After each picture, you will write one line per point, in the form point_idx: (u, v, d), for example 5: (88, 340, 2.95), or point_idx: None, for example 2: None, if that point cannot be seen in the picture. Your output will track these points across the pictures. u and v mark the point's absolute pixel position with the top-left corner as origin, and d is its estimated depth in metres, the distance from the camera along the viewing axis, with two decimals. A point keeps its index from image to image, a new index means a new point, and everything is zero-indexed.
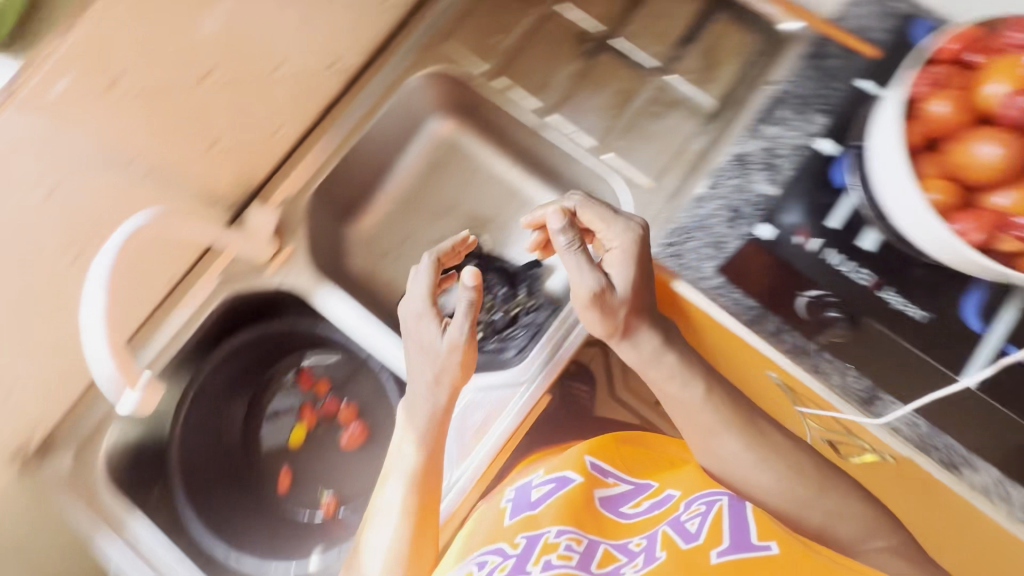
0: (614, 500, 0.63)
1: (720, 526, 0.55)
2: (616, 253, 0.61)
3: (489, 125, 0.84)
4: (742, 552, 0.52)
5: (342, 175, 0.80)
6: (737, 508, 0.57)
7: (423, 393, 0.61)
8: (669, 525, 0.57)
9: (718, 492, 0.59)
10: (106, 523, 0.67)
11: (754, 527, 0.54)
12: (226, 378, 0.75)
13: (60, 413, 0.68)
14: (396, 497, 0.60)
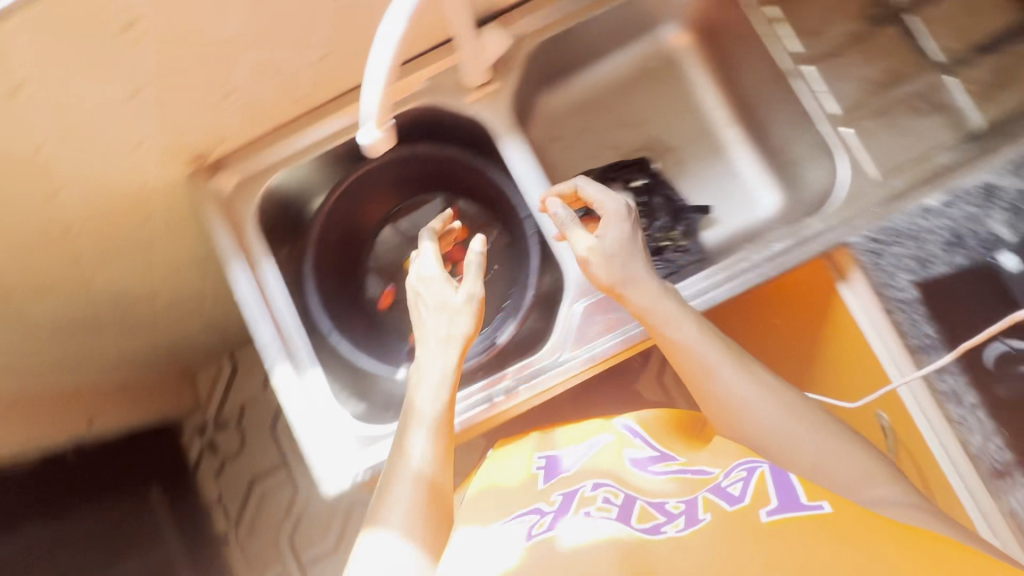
0: (642, 462, 0.58)
1: (765, 487, 0.47)
2: (614, 227, 0.62)
3: (721, 58, 0.81)
4: (794, 511, 0.44)
5: (567, 42, 0.77)
6: (779, 473, 0.49)
7: (431, 348, 0.59)
8: (710, 490, 0.49)
9: (759, 460, 0.52)
10: (241, 254, 0.70)
11: (801, 486, 0.46)
12: (385, 180, 0.78)
13: (244, 138, 0.72)
14: (439, 376, 0.58)
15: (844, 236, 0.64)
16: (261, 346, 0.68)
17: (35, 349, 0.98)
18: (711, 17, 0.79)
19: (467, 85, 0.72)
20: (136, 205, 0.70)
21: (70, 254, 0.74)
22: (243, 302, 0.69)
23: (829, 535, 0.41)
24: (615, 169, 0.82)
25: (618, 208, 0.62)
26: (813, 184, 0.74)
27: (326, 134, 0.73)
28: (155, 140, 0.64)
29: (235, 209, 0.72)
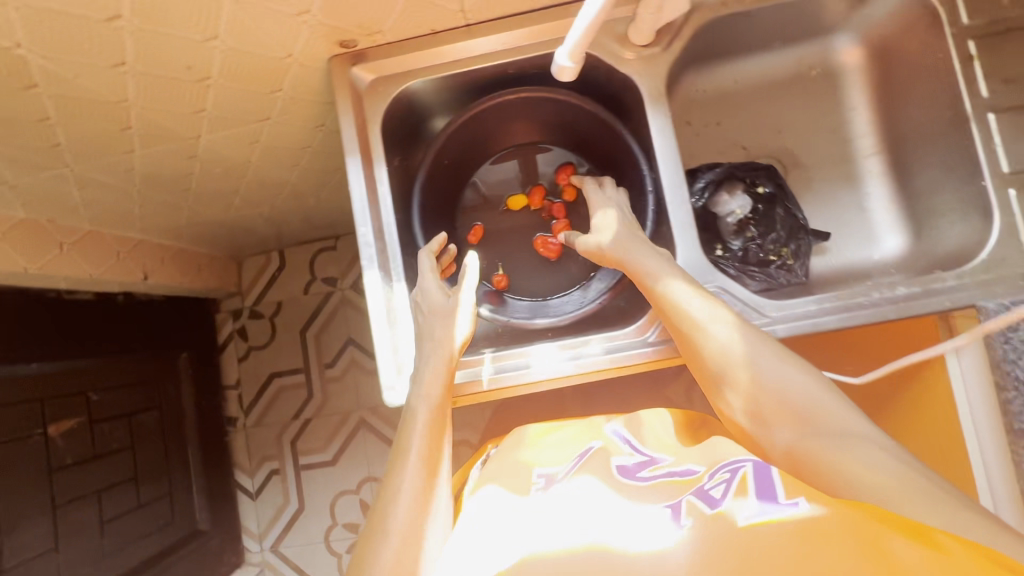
0: (630, 470, 0.55)
1: (746, 486, 0.45)
2: (611, 222, 0.66)
3: (893, 82, 0.76)
4: (771, 511, 0.41)
5: (738, 26, 0.73)
6: (763, 471, 0.46)
7: (420, 372, 0.61)
8: (694, 495, 0.46)
9: (743, 458, 0.50)
10: (359, 151, 0.70)
11: (780, 484, 0.44)
12: (513, 115, 0.75)
13: (392, 38, 0.69)
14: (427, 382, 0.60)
15: (975, 297, 0.61)
16: (359, 244, 0.68)
17: (125, 190, 1.01)
18: (895, 38, 0.73)
19: (629, 41, 0.68)
20: (271, 74, 0.70)
21: (195, 105, 0.74)
22: (353, 197, 0.68)
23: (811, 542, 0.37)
24: (745, 170, 0.78)
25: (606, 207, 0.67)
26: (947, 240, 0.71)
27: (471, 59, 0.71)
28: (314, 15, 0.62)
29: (364, 106, 0.71)
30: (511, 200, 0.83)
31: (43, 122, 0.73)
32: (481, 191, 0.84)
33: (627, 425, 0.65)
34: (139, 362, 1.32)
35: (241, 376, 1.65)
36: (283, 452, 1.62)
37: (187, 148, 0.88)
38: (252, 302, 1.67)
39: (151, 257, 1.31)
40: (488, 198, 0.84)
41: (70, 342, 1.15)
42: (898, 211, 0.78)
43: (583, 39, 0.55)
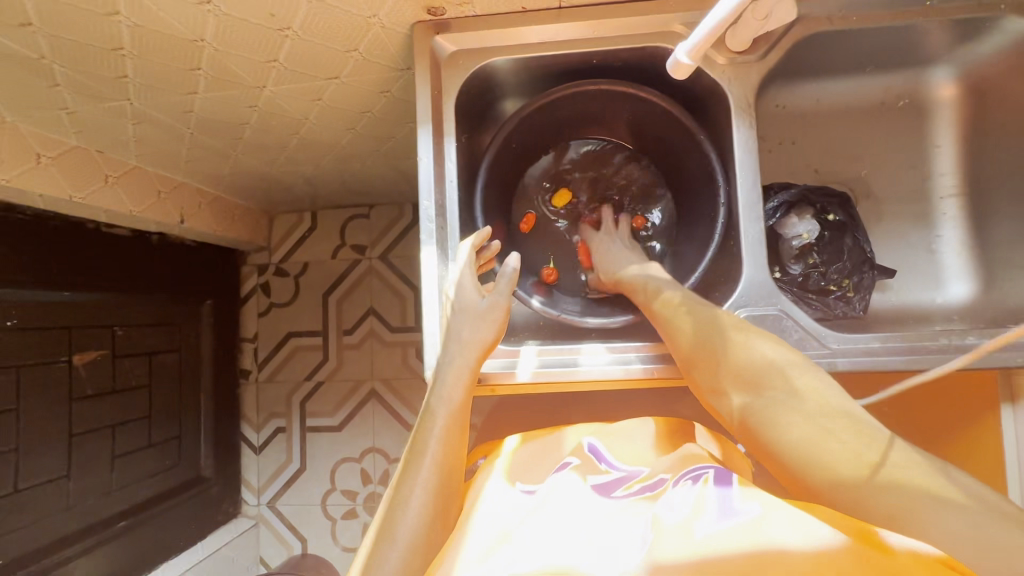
0: (603, 484, 0.49)
1: (704, 498, 0.40)
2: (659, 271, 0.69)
3: (986, 125, 0.74)
4: (732, 525, 0.36)
5: (837, 43, 0.69)
6: (725, 482, 0.42)
7: (450, 365, 0.59)
8: (655, 507, 0.41)
9: (705, 469, 0.46)
10: (432, 123, 0.68)
11: (738, 494, 0.40)
12: (590, 107, 0.73)
13: (480, 11, 0.67)
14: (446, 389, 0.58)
15: None
16: (420, 217, 0.66)
17: (178, 131, 1.00)
18: (998, 78, 0.70)
19: (724, 45, 0.65)
20: (351, 33, 0.68)
21: (268, 54, 0.73)
22: (419, 169, 0.67)
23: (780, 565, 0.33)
24: (819, 195, 0.76)
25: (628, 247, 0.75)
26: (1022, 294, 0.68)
27: (555, 42, 0.69)
28: None
29: (441, 78, 0.69)
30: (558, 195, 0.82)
31: (115, 52, 0.72)
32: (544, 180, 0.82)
33: (604, 440, 0.59)
34: (165, 302, 1.33)
35: (259, 330, 1.66)
36: (291, 412, 1.62)
37: (248, 97, 0.87)
38: (279, 259, 1.67)
39: (190, 201, 1.30)
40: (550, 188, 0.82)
41: (103, 275, 1.16)
42: (969, 257, 0.75)
43: (714, 32, 0.53)
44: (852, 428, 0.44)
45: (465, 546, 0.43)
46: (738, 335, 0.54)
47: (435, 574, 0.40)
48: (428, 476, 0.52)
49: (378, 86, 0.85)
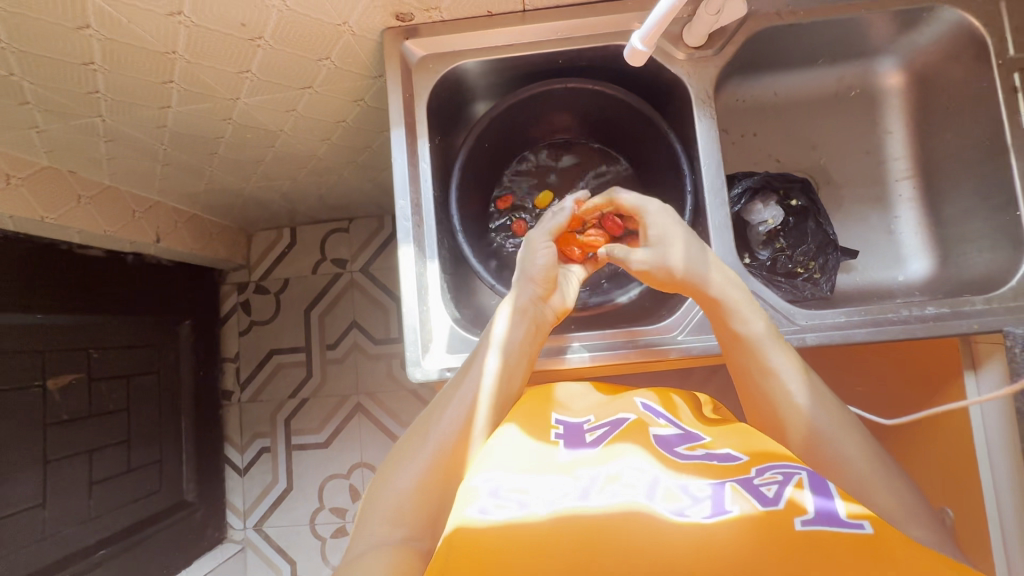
0: (669, 441, 0.54)
1: (803, 495, 0.44)
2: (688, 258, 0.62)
3: (931, 110, 0.78)
4: (834, 526, 0.40)
5: (787, 38, 0.74)
6: (819, 483, 0.45)
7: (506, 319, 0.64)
8: (741, 483, 0.46)
9: (794, 465, 0.48)
10: (405, 124, 0.70)
11: (840, 500, 0.43)
12: (559, 106, 0.76)
13: (447, 15, 0.69)
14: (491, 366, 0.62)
15: (1001, 323, 0.62)
16: (397, 216, 0.68)
17: (150, 148, 1.00)
18: (936, 65, 0.75)
19: (682, 41, 0.69)
20: (322, 41, 0.70)
21: (240, 65, 0.74)
22: (394, 168, 0.69)
23: (873, 555, 0.38)
24: (780, 181, 0.79)
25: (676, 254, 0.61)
26: (972, 267, 0.72)
27: (522, 44, 0.71)
28: None
29: (412, 81, 0.71)
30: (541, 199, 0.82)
31: (87, 67, 0.72)
32: (543, 173, 0.83)
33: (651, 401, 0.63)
34: (144, 324, 1.31)
35: (240, 350, 1.64)
36: (276, 431, 1.60)
37: (221, 110, 0.87)
38: (258, 277, 1.66)
39: (165, 220, 1.30)
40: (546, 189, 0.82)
41: (78, 296, 1.14)
42: (924, 236, 0.79)
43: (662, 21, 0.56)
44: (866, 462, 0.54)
45: (512, 459, 0.51)
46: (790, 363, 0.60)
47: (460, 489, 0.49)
48: (461, 406, 0.60)
49: (351, 95, 0.86)
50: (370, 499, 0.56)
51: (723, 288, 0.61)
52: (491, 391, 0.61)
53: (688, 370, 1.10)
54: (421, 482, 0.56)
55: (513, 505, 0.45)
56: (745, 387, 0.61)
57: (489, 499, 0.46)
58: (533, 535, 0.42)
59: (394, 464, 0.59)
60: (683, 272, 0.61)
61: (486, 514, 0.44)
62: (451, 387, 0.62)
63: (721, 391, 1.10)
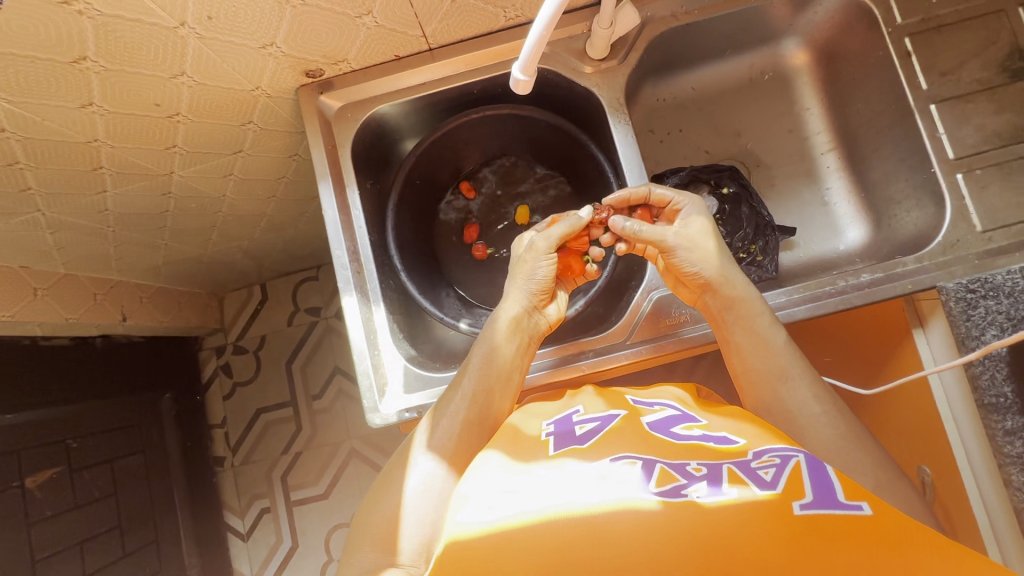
0: (666, 424, 0.55)
1: (801, 479, 0.43)
2: (699, 246, 0.62)
3: (841, 82, 0.80)
4: (831, 509, 0.40)
5: (690, 36, 0.76)
6: (817, 466, 0.45)
7: (499, 333, 0.63)
8: (737, 466, 0.46)
9: (792, 449, 0.48)
10: (332, 176, 0.71)
11: (839, 484, 0.43)
12: (482, 133, 0.77)
13: (357, 65, 0.71)
14: (475, 377, 0.61)
15: (932, 279, 0.64)
16: (336, 266, 0.69)
17: (98, 232, 1.01)
18: (836, 40, 0.78)
19: (587, 56, 0.70)
20: (239, 107, 0.71)
21: (165, 142, 0.75)
22: (326, 221, 0.70)
23: (868, 535, 0.37)
24: (709, 172, 0.81)
25: (682, 241, 0.62)
26: (906, 227, 0.73)
27: (434, 80, 0.73)
28: (278, 47, 0.63)
29: (334, 133, 0.73)
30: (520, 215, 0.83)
31: (13, 167, 0.73)
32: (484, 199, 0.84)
33: (643, 393, 0.64)
34: (123, 406, 1.30)
35: (227, 414, 1.63)
36: (274, 489, 1.58)
37: (160, 185, 0.88)
38: (235, 338, 1.65)
39: (129, 298, 1.30)
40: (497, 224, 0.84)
41: (48, 390, 1.13)
42: (856, 202, 0.81)
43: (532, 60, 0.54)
44: (826, 424, 0.57)
45: (503, 461, 0.52)
46: (773, 339, 0.61)
47: (453, 507, 0.48)
48: (453, 423, 0.59)
49: (284, 151, 0.87)
50: (358, 524, 0.55)
51: (721, 271, 0.62)
52: (482, 403, 0.60)
53: (666, 365, 1.10)
54: (412, 504, 0.54)
55: (502, 505, 0.46)
56: (731, 353, 0.63)
57: (479, 506, 0.46)
58: (527, 530, 0.43)
59: (382, 491, 0.57)
60: (696, 256, 0.62)
61: (478, 515, 0.46)
62: (441, 402, 0.62)
63: (703, 380, 1.11)
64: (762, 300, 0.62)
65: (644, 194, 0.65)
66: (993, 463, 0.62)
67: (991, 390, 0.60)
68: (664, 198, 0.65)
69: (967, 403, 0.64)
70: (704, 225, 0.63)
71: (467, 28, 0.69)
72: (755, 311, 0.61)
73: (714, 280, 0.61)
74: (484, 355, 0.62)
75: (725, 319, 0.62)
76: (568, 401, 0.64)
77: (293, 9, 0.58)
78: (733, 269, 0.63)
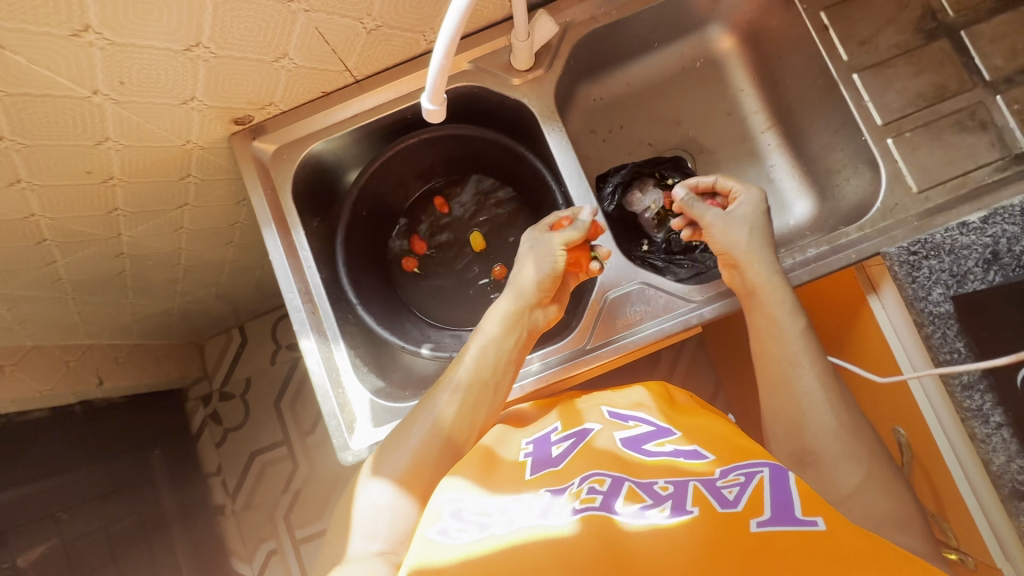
0: (636, 440, 0.56)
1: (762, 496, 0.44)
2: (738, 227, 0.64)
3: (770, 61, 0.81)
4: (788, 526, 0.41)
5: (615, 35, 0.76)
6: (780, 479, 0.46)
7: (504, 339, 0.62)
8: (702, 483, 0.47)
9: (759, 463, 0.49)
10: (274, 221, 0.71)
11: (798, 498, 0.44)
12: (422, 156, 0.78)
13: (284, 106, 0.71)
14: (465, 377, 0.60)
15: (876, 245, 0.65)
16: (289, 309, 0.69)
17: (57, 300, 0.99)
18: (758, 20, 0.79)
19: (514, 68, 0.71)
20: (173, 162, 0.71)
21: (105, 205, 0.74)
22: (274, 266, 0.70)
23: (819, 550, 0.38)
24: (651, 165, 0.82)
25: (725, 223, 0.64)
26: (849, 195, 0.75)
27: (365, 109, 0.73)
28: (199, 100, 0.62)
29: (272, 176, 0.72)
30: (473, 241, 0.83)
31: None
32: (434, 225, 0.84)
33: (617, 402, 0.64)
34: (111, 470, 1.28)
35: (221, 461, 1.60)
36: (278, 531, 1.55)
37: (111, 247, 0.88)
38: (220, 384, 1.64)
39: (103, 360, 1.30)
40: (454, 251, 0.84)
41: (29, 466, 1.11)
42: (801, 176, 0.82)
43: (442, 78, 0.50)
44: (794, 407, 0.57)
45: (476, 496, 0.54)
46: (790, 324, 0.60)
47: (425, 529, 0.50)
48: (445, 419, 0.57)
49: (232, 197, 0.87)
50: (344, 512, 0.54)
51: (749, 254, 0.62)
52: (474, 401, 0.59)
53: None
54: (397, 494, 0.53)
55: (472, 530, 0.48)
56: (755, 332, 0.62)
57: (450, 529, 0.48)
58: (491, 553, 0.44)
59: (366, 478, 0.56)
60: (727, 238, 0.64)
61: (444, 537, 0.47)
62: (430, 398, 0.60)
63: None
64: (788, 289, 0.61)
65: (716, 180, 0.68)
66: (955, 416, 0.63)
67: (943, 349, 0.61)
68: (732, 186, 0.67)
69: (920, 362, 0.65)
70: (752, 217, 0.64)
71: (391, 56, 0.69)
72: (775, 299, 0.61)
73: (741, 261, 0.62)
74: (478, 356, 0.61)
75: (747, 303, 0.63)
76: (548, 418, 0.66)
77: (206, 63, 0.58)
78: (764, 255, 0.62)
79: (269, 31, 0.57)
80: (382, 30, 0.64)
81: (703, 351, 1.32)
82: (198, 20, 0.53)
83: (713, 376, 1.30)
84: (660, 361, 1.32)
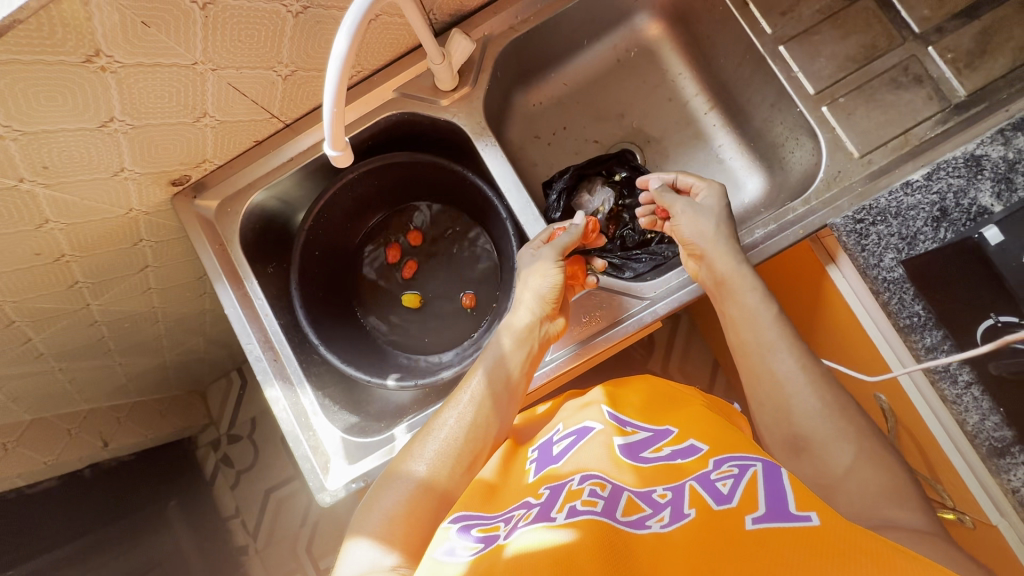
0: (632, 447, 0.53)
1: (756, 492, 0.43)
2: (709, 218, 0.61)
3: (700, 42, 0.80)
4: (782, 521, 0.39)
5: (540, 40, 0.76)
6: (773, 474, 0.44)
7: (497, 380, 0.58)
8: (697, 481, 0.46)
9: (753, 457, 0.47)
10: (225, 276, 0.72)
11: (791, 493, 0.42)
12: (365, 190, 0.78)
13: (220, 161, 0.71)
14: (473, 412, 0.56)
15: (825, 218, 0.64)
16: (250, 360, 0.70)
17: (45, 372, 1.01)
18: (682, 5, 0.78)
19: (440, 90, 0.70)
20: (122, 230, 0.72)
21: (64, 282, 0.75)
22: (230, 318, 0.71)
23: (812, 547, 0.37)
24: (598, 163, 0.81)
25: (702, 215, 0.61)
26: (796, 166, 0.73)
27: (299, 150, 0.73)
28: (131, 169, 0.63)
29: (217, 230, 0.73)
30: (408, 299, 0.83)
31: None
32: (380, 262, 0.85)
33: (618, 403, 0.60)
34: (132, 524, 1.31)
35: (238, 503, 1.62)
36: (302, 564, 1.56)
37: (83, 317, 0.89)
38: (227, 428, 1.66)
39: (106, 422, 1.33)
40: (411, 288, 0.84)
41: (52, 532, 1.13)
42: (749, 153, 0.81)
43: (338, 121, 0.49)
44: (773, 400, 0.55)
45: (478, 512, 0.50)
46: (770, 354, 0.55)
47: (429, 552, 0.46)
48: (450, 449, 0.54)
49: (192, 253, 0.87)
50: (362, 512, 0.51)
51: (715, 243, 0.60)
52: (475, 437, 0.55)
53: None
54: (406, 511, 0.50)
55: (481, 545, 0.44)
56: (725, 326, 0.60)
57: (458, 551, 0.44)
58: (505, 558, 0.41)
59: (377, 492, 0.53)
60: (693, 230, 0.61)
61: (453, 556, 0.44)
62: (429, 427, 0.56)
63: None
64: (756, 273, 0.59)
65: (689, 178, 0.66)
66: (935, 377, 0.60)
67: (904, 313, 0.59)
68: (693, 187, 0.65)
69: (880, 330, 0.63)
70: (717, 208, 0.62)
71: (317, 95, 0.69)
72: (746, 286, 0.58)
73: (707, 250, 0.60)
74: (490, 413, 0.56)
75: (716, 294, 0.60)
76: (552, 423, 0.63)
77: (126, 134, 0.58)
78: (731, 245, 0.60)
79: (180, 95, 0.58)
80: (299, 74, 0.64)
81: (695, 334, 1.30)
82: (104, 97, 0.53)
83: (708, 358, 1.29)
84: (655, 350, 1.30)
